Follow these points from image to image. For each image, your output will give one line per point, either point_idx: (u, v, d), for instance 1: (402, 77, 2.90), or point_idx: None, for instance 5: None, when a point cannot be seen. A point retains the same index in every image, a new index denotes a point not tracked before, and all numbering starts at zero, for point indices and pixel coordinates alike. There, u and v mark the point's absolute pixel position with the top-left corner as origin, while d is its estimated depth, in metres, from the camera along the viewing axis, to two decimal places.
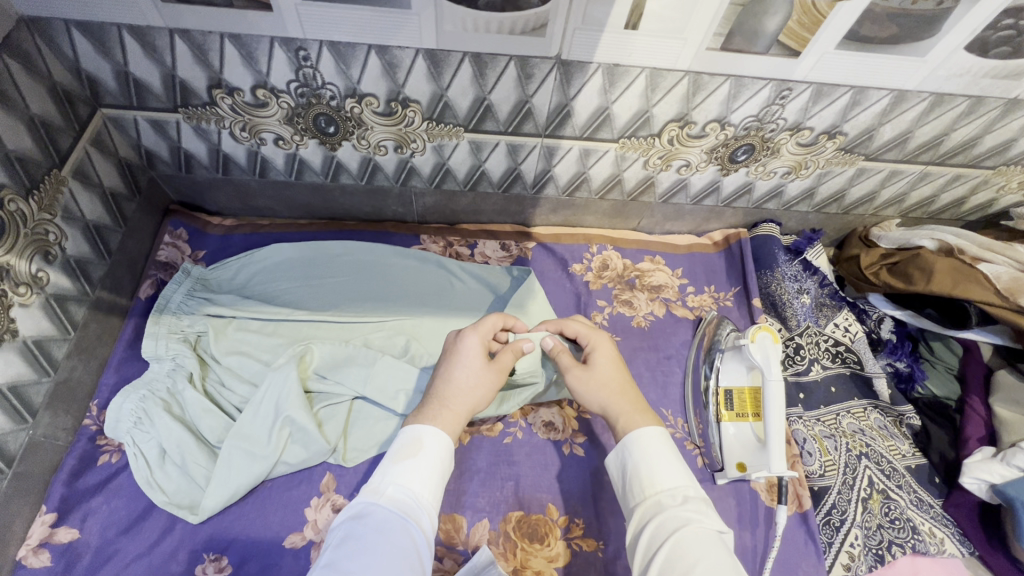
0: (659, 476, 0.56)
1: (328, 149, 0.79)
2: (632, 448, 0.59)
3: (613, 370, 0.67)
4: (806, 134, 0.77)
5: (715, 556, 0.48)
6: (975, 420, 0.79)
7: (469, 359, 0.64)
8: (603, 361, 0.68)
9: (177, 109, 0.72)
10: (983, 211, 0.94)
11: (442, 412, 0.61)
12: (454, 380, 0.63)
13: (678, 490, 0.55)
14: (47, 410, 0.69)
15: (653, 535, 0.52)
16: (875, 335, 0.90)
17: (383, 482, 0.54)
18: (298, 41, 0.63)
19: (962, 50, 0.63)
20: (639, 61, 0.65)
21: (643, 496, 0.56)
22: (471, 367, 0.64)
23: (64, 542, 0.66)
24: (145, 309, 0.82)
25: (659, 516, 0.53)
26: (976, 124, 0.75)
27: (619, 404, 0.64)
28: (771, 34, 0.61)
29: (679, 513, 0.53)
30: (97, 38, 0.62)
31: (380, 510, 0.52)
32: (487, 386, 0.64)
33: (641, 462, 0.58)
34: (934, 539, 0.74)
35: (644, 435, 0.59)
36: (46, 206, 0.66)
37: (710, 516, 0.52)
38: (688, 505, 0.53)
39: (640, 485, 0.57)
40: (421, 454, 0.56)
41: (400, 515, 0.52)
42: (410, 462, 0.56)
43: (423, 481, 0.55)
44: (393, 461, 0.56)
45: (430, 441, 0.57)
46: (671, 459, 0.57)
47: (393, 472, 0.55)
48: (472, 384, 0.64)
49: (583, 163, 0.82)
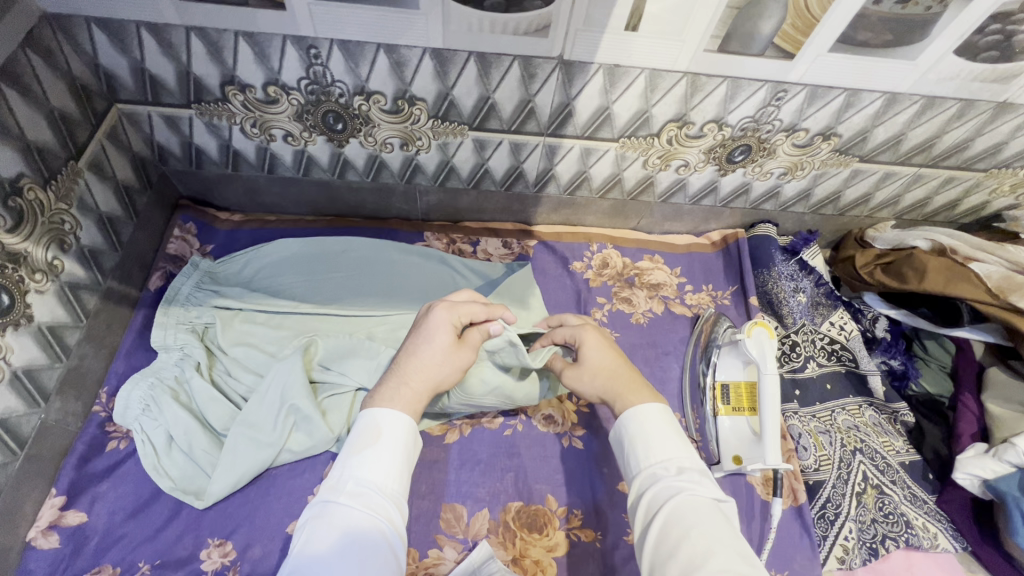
0: (653, 449, 0.56)
1: (335, 145, 0.81)
2: (629, 423, 0.59)
3: (599, 355, 0.67)
4: (801, 136, 0.79)
5: (710, 523, 0.49)
6: (968, 418, 0.80)
7: (435, 338, 0.62)
8: (588, 347, 0.68)
9: (191, 105, 0.74)
10: (976, 213, 0.96)
11: (404, 392, 0.60)
12: (421, 359, 0.62)
13: (673, 462, 0.55)
14: (58, 395, 0.70)
15: (649, 504, 0.53)
16: (870, 334, 0.91)
17: (344, 476, 0.54)
18: (309, 39, 0.65)
19: (952, 54, 0.65)
20: (639, 62, 0.67)
21: (639, 469, 0.56)
22: (439, 346, 0.62)
23: (72, 526, 0.67)
24: (154, 300, 0.84)
25: (654, 488, 0.54)
26: (967, 127, 0.77)
27: (610, 388, 0.64)
28: (767, 36, 0.63)
29: (674, 484, 0.53)
30: (116, 35, 0.65)
31: (342, 505, 0.51)
32: (452, 366, 0.63)
33: (638, 434, 0.58)
34: (927, 533, 0.75)
35: (642, 411, 0.59)
36: (62, 196, 0.68)
37: (706, 485, 0.53)
38: (683, 476, 0.54)
39: (637, 458, 0.57)
40: (382, 441, 0.56)
41: (364, 508, 0.51)
42: (368, 453, 0.55)
43: (385, 469, 0.54)
44: (351, 453, 0.55)
45: (388, 426, 0.56)
46: (668, 430, 0.58)
47: (352, 465, 0.54)
48: (438, 364, 0.62)
49: (584, 162, 0.84)
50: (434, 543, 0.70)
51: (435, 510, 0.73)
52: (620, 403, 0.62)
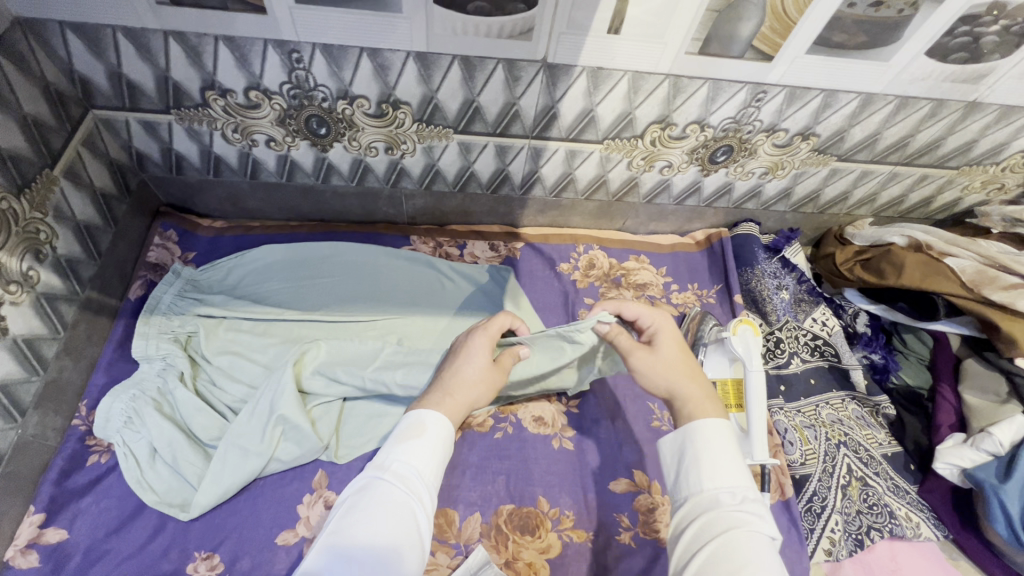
0: (717, 473, 0.52)
1: (318, 150, 0.80)
2: (695, 438, 0.55)
3: (676, 351, 0.64)
4: (781, 136, 0.80)
5: (764, 562, 0.45)
6: (946, 408, 0.82)
7: (477, 356, 0.64)
8: (667, 342, 0.65)
9: (170, 111, 0.73)
10: (950, 210, 0.98)
11: (445, 400, 0.59)
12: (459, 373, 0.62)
13: (736, 490, 0.51)
14: (36, 409, 0.69)
15: (701, 531, 0.50)
16: (851, 329, 0.94)
17: (388, 460, 0.53)
18: (291, 43, 0.64)
19: (923, 55, 0.67)
20: (623, 65, 0.68)
21: (698, 488, 0.53)
22: (475, 364, 0.63)
23: (52, 543, 0.65)
24: (135, 309, 0.82)
25: (712, 513, 0.50)
26: (939, 126, 0.79)
27: (690, 388, 0.61)
28: (746, 39, 0.65)
29: (734, 513, 0.49)
30: (91, 39, 0.63)
31: (384, 486, 0.50)
32: (486, 388, 0.63)
33: (702, 455, 0.54)
34: (910, 523, 0.77)
35: (713, 428, 0.55)
36: (37, 205, 0.66)
37: (765, 520, 0.49)
38: (746, 506, 0.50)
39: (698, 477, 0.53)
40: (426, 435, 0.54)
41: (405, 492, 0.50)
42: (411, 445, 0.53)
43: (427, 463, 0.53)
44: (396, 442, 0.54)
45: (433, 427, 0.55)
46: (736, 456, 0.54)
47: (396, 452, 0.53)
48: (475, 379, 0.62)
49: (569, 164, 0.84)
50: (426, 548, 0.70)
51: None
52: (694, 407, 0.58)
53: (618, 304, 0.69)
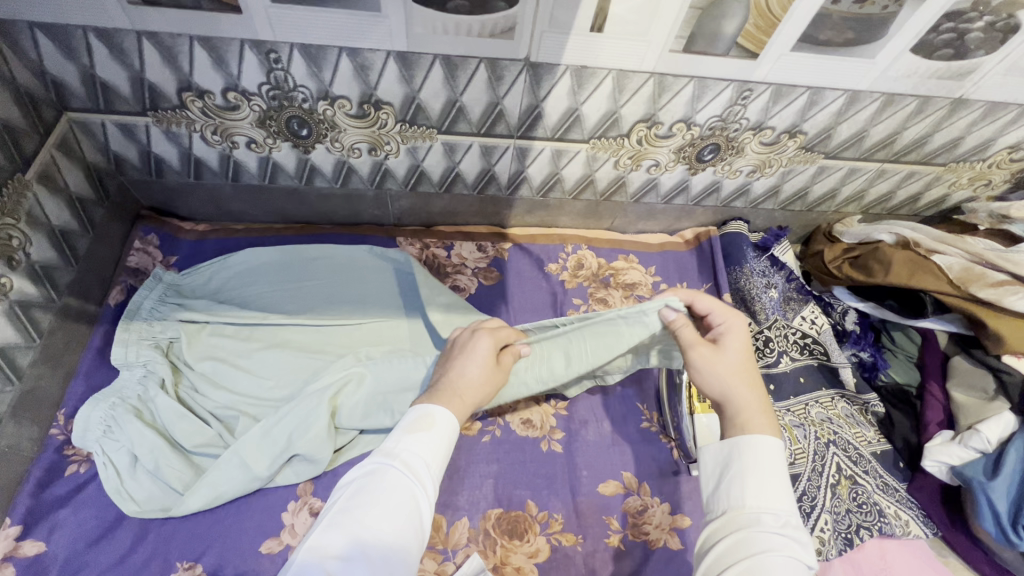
0: (762, 493, 0.49)
1: (300, 152, 0.79)
2: (745, 453, 0.52)
3: (746, 357, 0.58)
4: (768, 134, 0.80)
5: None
6: (934, 406, 0.81)
7: (481, 351, 0.61)
8: (738, 346, 0.58)
9: (147, 113, 0.71)
10: (938, 206, 0.98)
11: (453, 399, 0.56)
12: (465, 369, 0.59)
13: (779, 514, 0.48)
14: (11, 419, 0.67)
15: (735, 548, 0.48)
16: (840, 327, 0.94)
17: (396, 448, 0.51)
18: (268, 43, 0.63)
19: (909, 52, 0.67)
20: (607, 63, 0.67)
21: (738, 504, 0.50)
22: (480, 360, 0.60)
23: (29, 556, 0.64)
24: (115, 315, 0.81)
25: (751, 531, 0.48)
26: (926, 123, 0.79)
27: (751, 396, 0.55)
28: (730, 36, 0.64)
29: (776, 537, 0.47)
30: (62, 40, 0.62)
31: (391, 476, 0.49)
32: (493, 384, 0.60)
33: (749, 472, 0.51)
34: (899, 521, 0.77)
35: (764, 447, 0.52)
36: (9, 211, 0.65)
37: (805, 550, 0.47)
38: (788, 532, 0.47)
39: (741, 492, 0.50)
40: (434, 429, 0.52)
41: (411, 482, 0.49)
42: (418, 439, 0.51)
43: (434, 455, 0.51)
44: (405, 431, 0.52)
45: (440, 422, 0.53)
46: (784, 479, 0.51)
47: (404, 442, 0.51)
48: (481, 375, 0.59)
49: (556, 163, 0.84)
50: None
51: None
52: (758, 421, 0.53)
53: (692, 295, 0.63)
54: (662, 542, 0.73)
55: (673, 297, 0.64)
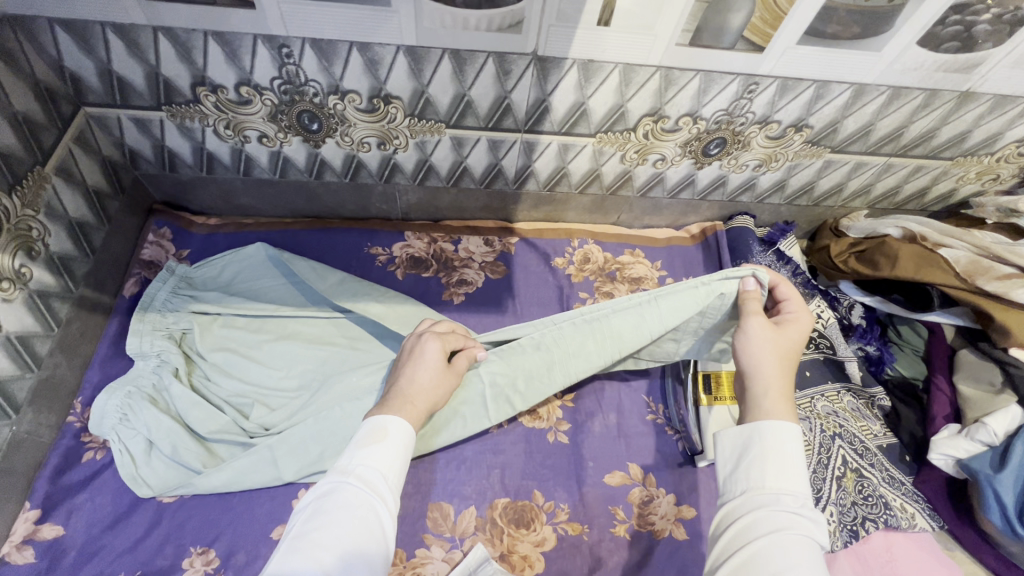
0: (781, 474, 0.50)
1: (311, 146, 0.80)
2: (765, 434, 0.52)
3: (795, 347, 0.58)
4: (774, 128, 0.80)
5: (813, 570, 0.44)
6: (940, 399, 0.82)
7: (431, 361, 0.63)
8: (795, 334, 0.59)
9: (161, 107, 0.73)
10: (945, 200, 0.98)
11: (405, 406, 0.58)
12: (417, 380, 0.61)
13: (797, 495, 0.49)
14: (30, 406, 0.69)
15: (752, 526, 0.48)
16: (846, 321, 0.93)
17: (351, 463, 0.52)
18: (280, 38, 0.64)
19: (915, 45, 0.67)
20: (613, 57, 0.68)
21: (758, 484, 0.50)
22: (431, 371, 0.62)
23: (48, 539, 0.65)
24: (129, 306, 0.82)
25: (769, 512, 0.48)
26: (933, 116, 0.79)
27: (773, 376, 0.56)
28: (737, 30, 0.64)
29: (793, 516, 0.47)
30: (80, 36, 0.63)
31: (347, 492, 0.50)
32: (444, 391, 0.63)
33: (769, 454, 0.51)
34: (905, 513, 0.77)
35: (785, 431, 0.52)
36: (29, 202, 0.66)
37: (821, 529, 0.47)
38: (805, 513, 0.48)
39: (760, 473, 0.50)
40: (386, 441, 0.54)
41: (368, 494, 0.50)
42: (373, 451, 0.53)
43: (390, 465, 0.53)
44: (357, 446, 0.53)
45: (395, 431, 0.55)
46: (803, 463, 0.51)
47: (357, 457, 0.53)
48: (433, 386, 0.62)
49: (562, 158, 0.84)
50: (421, 543, 0.70)
51: (421, 509, 0.73)
52: (770, 404, 0.54)
53: (778, 277, 0.64)
54: (667, 532, 0.74)
55: (763, 268, 0.64)
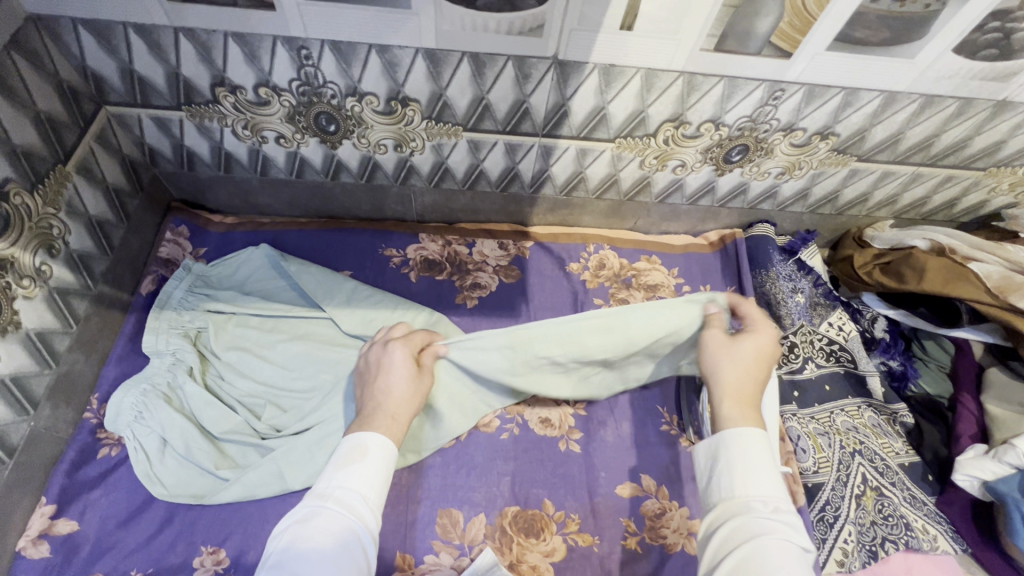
0: (753, 480, 0.51)
1: (328, 147, 0.80)
2: (730, 445, 0.53)
3: (761, 354, 0.58)
4: (799, 135, 0.78)
5: (793, 571, 0.45)
6: (967, 418, 0.79)
7: (396, 369, 0.62)
8: (757, 340, 0.59)
9: (181, 107, 0.73)
10: (976, 212, 0.95)
11: (385, 419, 0.58)
12: (389, 391, 0.60)
13: (769, 499, 0.50)
14: (48, 401, 0.70)
15: (729, 536, 0.49)
16: (868, 334, 0.91)
17: (328, 487, 0.53)
18: (299, 40, 0.64)
19: (951, 52, 0.64)
20: (635, 62, 0.66)
21: (733, 493, 0.51)
22: (400, 378, 0.62)
23: (63, 534, 0.66)
24: (146, 304, 0.83)
25: (746, 519, 0.49)
26: (966, 126, 0.76)
27: (729, 385, 0.57)
28: (763, 35, 0.63)
29: (768, 522, 0.48)
30: (103, 36, 0.64)
31: (326, 516, 0.50)
32: (420, 396, 0.62)
33: (737, 462, 0.52)
34: (927, 535, 0.74)
35: (753, 436, 0.53)
36: (50, 201, 0.67)
37: (797, 532, 0.48)
38: (778, 517, 0.49)
39: (732, 481, 0.51)
40: (367, 459, 0.54)
41: (347, 519, 0.51)
42: (353, 469, 0.54)
43: (368, 485, 0.53)
44: (336, 468, 0.54)
45: (372, 447, 0.55)
46: (772, 467, 0.52)
47: (336, 479, 0.53)
48: (407, 395, 0.61)
49: (580, 162, 0.83)
50: (430, 549, 0.70)
51: (431, 515, 0.72)
52: (740, 408, 0.55)
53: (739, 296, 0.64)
54: (680, 546, 0.72)
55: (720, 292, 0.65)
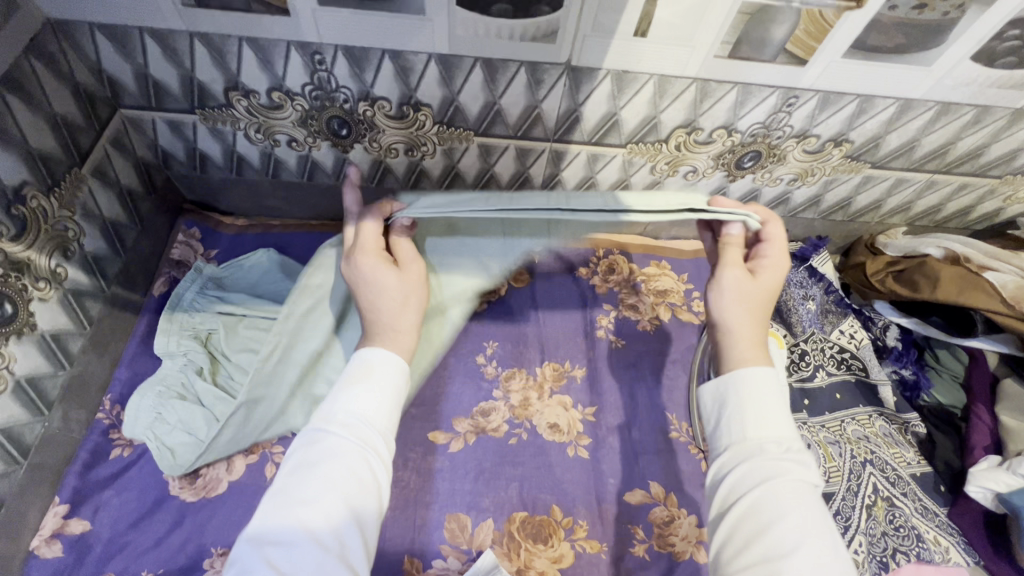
0: (763, 423, 0.52)
1: (339, 151, 0.80)
2: (738, 388, 0.55)
3: (768, 293, 0.59)
4: (812, 142, 0.77)
5: (804, 508, 0.47)
6: (981, 430, 0.80)
7: (379, 268, 0.60)
8: (770, 281, 0.59)
9: (194, 111, 0.73)
10: (990, 220, 0.94)
11: (389, 331, 0.59)
12: (376, 284, 0.60)
13: (781, 439, 0.52)
14: (61, 402, 0.70)
15: (742, 478, 0.50)
16: (880, 342, 0.90)
17: (332, 410, 0.53)
18: (313, 45, 0.64)
19: (968, 60, 0.64)
20: (648, 68, 0.66)
21: (743, 436, 0.53)
22: (373, 265, 0.61)
23: (76, 534, 0.67)
24: (158, 305, 0.84)
25: (756, 462, 0.50)
26: (982, 134, 0.76)
27: (741, 330, 0.58)
28: (779, 42, 0.62)
29: (779, 462, 0.50)
30: (119, 41, 0.64)
31: (331, 442, 0.51)
32: (405, 280, 0.62)
33: (745, 405, 0.54)
34: (939, 547, 0.73)
35: (760, 377, 0.55)
36: (66, 204, 0.67)
37: (805, 468, 0.51)
38: (789, 455, 0.51)
39: (742, 425, 0.53)
40: (372, 378, 0.55)
41: (350, 447, 0.51)
42: (358, 390, 0.54)
43: (371, 407, 0.53)
44: (343, 386, 0.54)
45: (380, 364, 0.56)
46: (780, 410, 0.54)
47: (342, 399, 0.53)
48: (392, 286, 0.60)
49: (591, 167, 0.83)
50: (438, 553, 0.70)
51: (439, 520, 0.72)
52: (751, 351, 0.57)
53: (767, 215, 0.63)
54: (688, 554, 0.72)
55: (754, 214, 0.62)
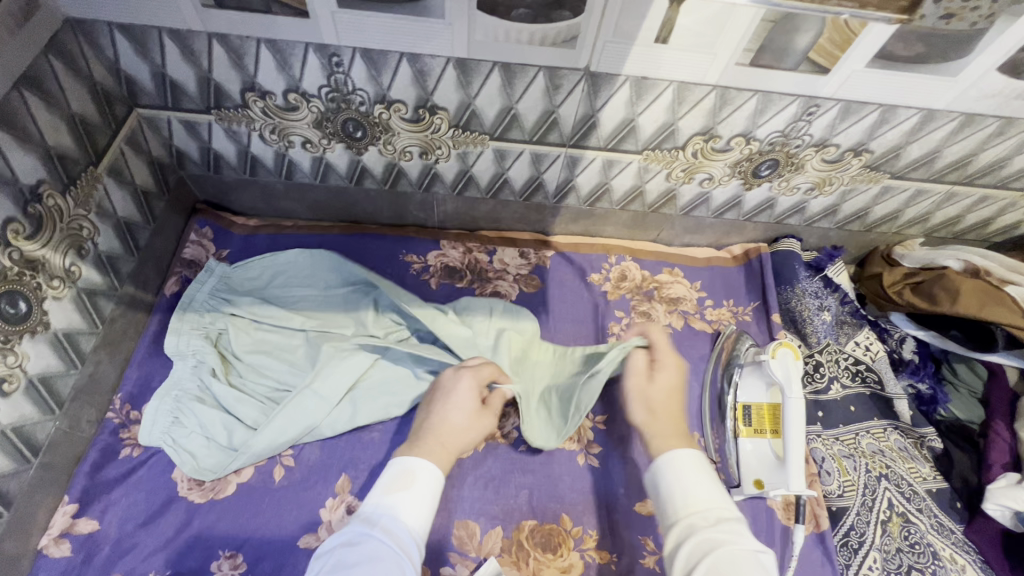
0: (693, 498, 0.56)
1: (353, 153, 0.80)
2: (666, 473, 0.59)
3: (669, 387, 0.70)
4: (831, 151, 0.76)
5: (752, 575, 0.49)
6: (999, 446, 0.78)
7: (465, 402, 0.67)
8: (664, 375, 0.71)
9: (210, 111, 0.73)
10: (1010, 232, 0.92)
11: (437, 449, 0.61)
12: (449, 419, 0.65)
13: (711, 511, 0.55)
14: (73, 401, 0.70)
15: (688, 557, 0.53)
16: (897, 355, 0.88)
17: (374, 514, 0.54)
18: (331, 47, 0.64)
19: (995, 71, 0.63)
20: (668, 75, 0.65)
21: (676, 517, 0.56)
22: (465, 411, 0.66)
23: (85, 533, 0.67)
24: (170, 305, 0.83)
25: (694, 538, 0.53)
26: (1006, 145, 0.74)
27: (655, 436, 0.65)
28: (802, 51, 0.61)
29: (715, 533, 0.53)
30: (138, 41, 0.64)
31: (372, 545, 0.51)
32: (478, 431, 0.66)
33: (674, 485, 0.58)
34: (955, 565, 0.72)
35: (681, 462, 0.60)
36: (81, 202, 0.68)
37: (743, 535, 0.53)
38: (720, 526, 0.54)
39: (673, 505, 0.57)
40: (414, 486, 0.57)
41: (391, 549, 0.51)
42: (401, 495, 0.56)
43: (421, 510, 0.56)
44: (384, 493, 0.56)
45: (420, 474, 0.58)
46: (703, 480, 0.58)
47: (383, 503, 0.55)
48: (466, 427, 0.65)
49: (606, 173, 0.82)
50: (447, 560, 0.69)
51: (449, 527, 0.72)
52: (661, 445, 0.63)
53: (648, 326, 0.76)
54: None
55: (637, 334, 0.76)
